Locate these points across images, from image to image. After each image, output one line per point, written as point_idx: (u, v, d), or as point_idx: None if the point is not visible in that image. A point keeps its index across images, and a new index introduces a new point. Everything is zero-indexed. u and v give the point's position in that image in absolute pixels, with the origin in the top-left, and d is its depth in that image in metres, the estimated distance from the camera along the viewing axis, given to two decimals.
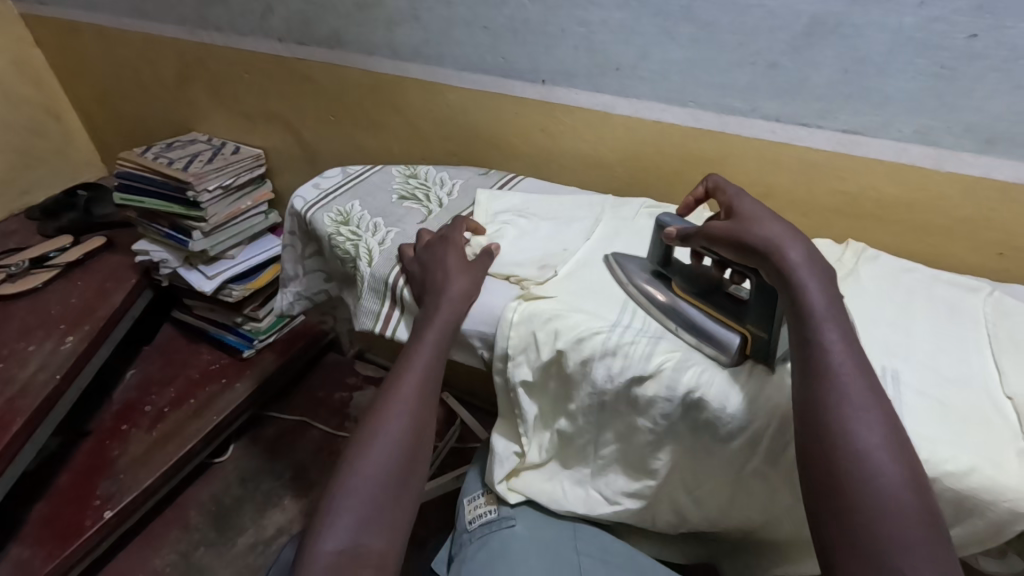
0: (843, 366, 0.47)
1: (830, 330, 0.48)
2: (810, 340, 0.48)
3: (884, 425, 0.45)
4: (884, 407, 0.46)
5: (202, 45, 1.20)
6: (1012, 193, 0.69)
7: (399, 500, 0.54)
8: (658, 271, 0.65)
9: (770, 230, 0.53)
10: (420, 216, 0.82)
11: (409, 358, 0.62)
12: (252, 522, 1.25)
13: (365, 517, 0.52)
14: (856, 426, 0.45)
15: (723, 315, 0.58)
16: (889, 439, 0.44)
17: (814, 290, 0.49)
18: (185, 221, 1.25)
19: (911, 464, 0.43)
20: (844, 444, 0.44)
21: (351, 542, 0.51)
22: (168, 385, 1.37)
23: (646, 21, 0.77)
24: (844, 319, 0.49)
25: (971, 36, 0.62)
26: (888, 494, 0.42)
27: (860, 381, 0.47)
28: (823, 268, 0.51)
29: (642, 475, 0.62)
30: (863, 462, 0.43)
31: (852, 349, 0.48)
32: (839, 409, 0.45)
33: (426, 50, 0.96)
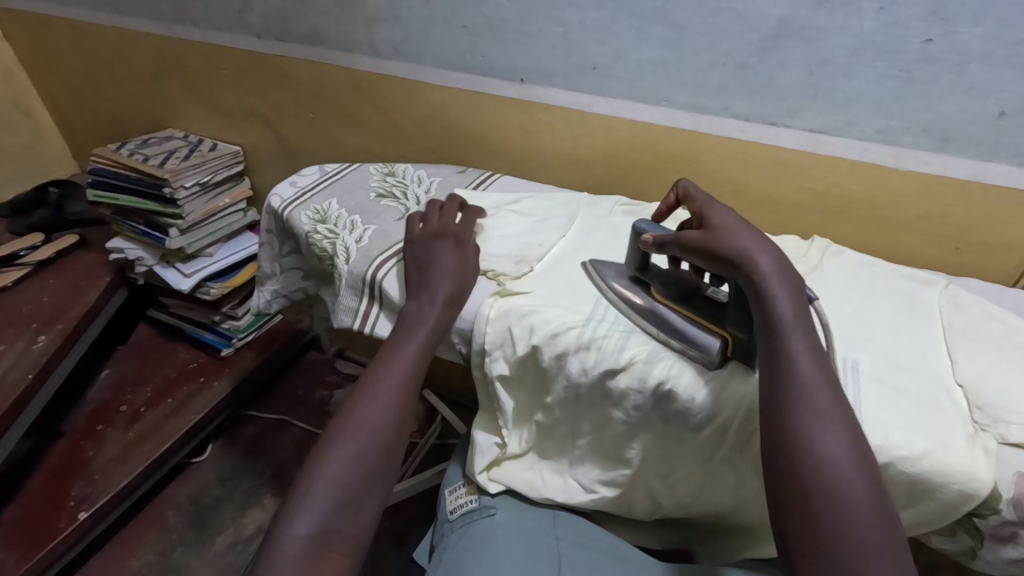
0: (810, 377, 0.48)
1: (796, 340, 0.49)
2: (777, 348, 0.50)
3: (849, 435, 0.46)
4: (849, 417, 0.47)
5: (179, 40, 1.19)
6: (966, 189, 0.73)
7: (373, 485, 0.55)
8: (637, 277, 0.66)
9: (742, 240, 0.55)
10: (397, 213, 0.83)
11: (393, 351, 0.62)
12: (232, 521, 1.24)
13: (339, 503, 0.53)
14: (820, 434, 0.46)
15: (702, 317, 0.59)
16: (853, 449, 0.45)
17: (781, 299, 0.51)
18: (161, 218, 1.24)
19: (873, 473, 0.45)
20: (809, 455, 0.45)
21: (322, 528, 0.52)
22: (144, 384, 1.35)
23: (622, 22, 0.79)
24: (810, 330, 0.50)
25: (926, 40, 0.65)
26: (850, 503, 0.43)
27: (827, 393, 0.48)
28: (788, 275, 0.52)
29: (617, 465, 0.64)
30: (830, 472, 0.44)
31: (818, 359, 0.49)
32: (803, 417, 0.46)
33: (408, 47, 0.96)
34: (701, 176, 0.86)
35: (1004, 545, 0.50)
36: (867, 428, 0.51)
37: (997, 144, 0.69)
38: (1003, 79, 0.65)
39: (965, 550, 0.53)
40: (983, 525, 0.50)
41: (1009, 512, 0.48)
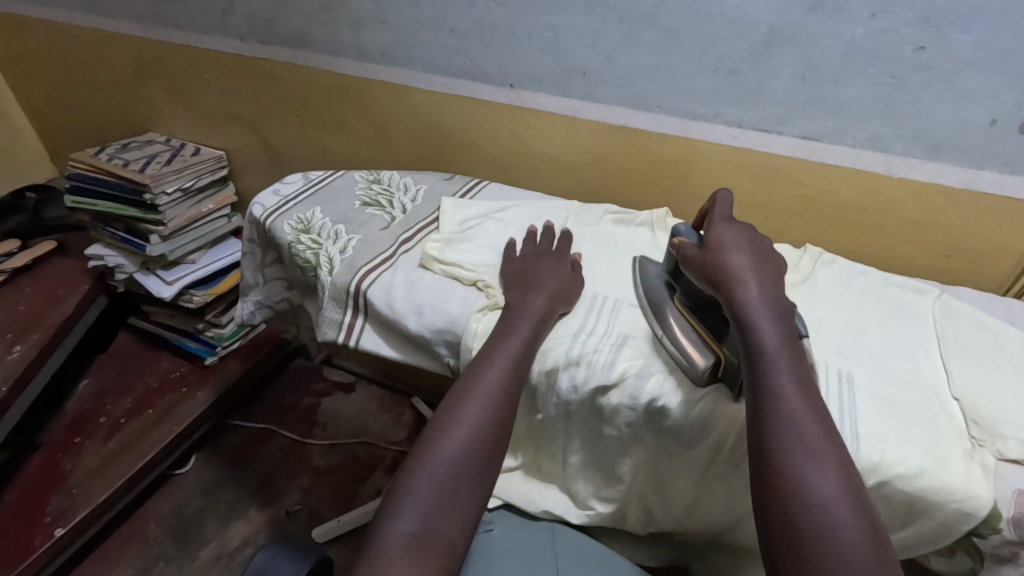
0: (796, 412, 0.47)
1: (782, 375, 0.48)
2: (761, 383, 0.49)
3: (840, 474, 0.45)
4: (840, 456, 0.46)
5: (160, 42, 1.16)
6: (955, 197, 0.73)
7: (474, 485, 0.52)
8: (669, 282, 0.64)
9: (735, 265, 0.55)
10: (383, 222, 0.81)
11: (495, 345, 0.59)
12: (216, 534, 1.21)
13: (437, 502, 0.51)
14: (810, 472, 0.45)
15: (703, 330, 0.58)
16: (847, 489, 0.44)
17: (766, 330, 0.51)
18: (142, 224, 1.21)
19: (868, 512, 0.43)
20: (799, 495, 0.44)
21: (423, 526, 0.50)
22: (124, 395, 1.32)
23: (612, 27, 0.78)
24: (797, 362, 0.50)
25: (917, 48, 0.65)
26: (844, 547, 0.42)
27: (817, 429, 0.47)
28: (773, 306, 0.52)
29: (611, 480, 0.63)
30: (822, 516, 0.43)
31: (806, 393, 0.48)
32: (792, 455, 0.45)
33: (395, 51, 0.95)
34: (692, 182, 0.85)
35: (1004, 565, 0.49)
36: (862, 445, 0.51)
37: (987, 153, 0.69)
38: (994, 88, 0.64)
39: (964, 570, 0.52)
40: (983, 543, 0.49)
41: (1009, 531, 0.48)
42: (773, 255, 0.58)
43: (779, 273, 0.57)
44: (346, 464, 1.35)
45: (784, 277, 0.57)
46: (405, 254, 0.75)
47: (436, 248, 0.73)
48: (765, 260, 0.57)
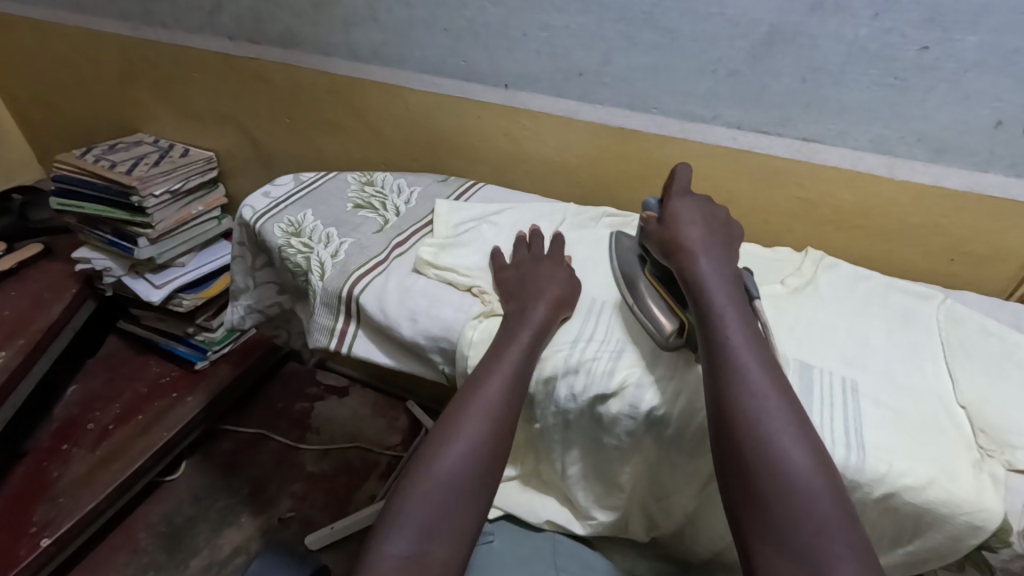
0: (744, 353, 0.51)
1: (728, 317, 0.53)
2: (709, 327, 0.53)
3: (783, 398, 0.48)
4: (781, 382, 0.50)
5: (147, 41, 1.14)
6: (959, 200, 0.71)
7: (471, 506, 0.51)
8: (642, 254, 0.66)
9: (687, 236, 0.60)
10: (376, 225, 0.79)
11: (494, 358, 0.57)
12: (207, 542, 1.19)
13: (431, 522, 0.49)
14: (759, 404, 0.48)
15: (671, 299, 0.60)
16: (793, 418, 0.48)
17: (715, 287, 0.55)
18: (130, 227, 1.18)
19: (813, 438, 0.47)
20: (750, 426, 0.47)
21: (417, 547, 0.48)
22: (113, 401, 1.29)
23: (609, 27, 0.76)
24: (741, 310, 0.54)
25: (921, 48, 0.64)
26: (790, 469, 0.45)
27: (764, 367, 0.50)
28: (720, 269, 0.58)
29: (611, 490, 0.62)
30: (765, 435, 0.47)
31: (749, 330, 0.52)
32: (742, 391, 0.49)
33: (387, 51, 0.93)
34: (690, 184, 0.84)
35: None
36: (869, 455, 0.49)
37: (992, 155, 0.67)
38: (999, 89, 0.63)
39: None
40: (993, 558, 0.48)
41: (1019, 544, 0.47)
42: (727, 223, 0.64)
43: (733, 244, 0.62)
44: (340, 470, 1.33)
45: (736, 245, 0.63)
46: (399, 258, 0.73)
47: (429, 252, 0.72)
48: (715, 231, 0.62)
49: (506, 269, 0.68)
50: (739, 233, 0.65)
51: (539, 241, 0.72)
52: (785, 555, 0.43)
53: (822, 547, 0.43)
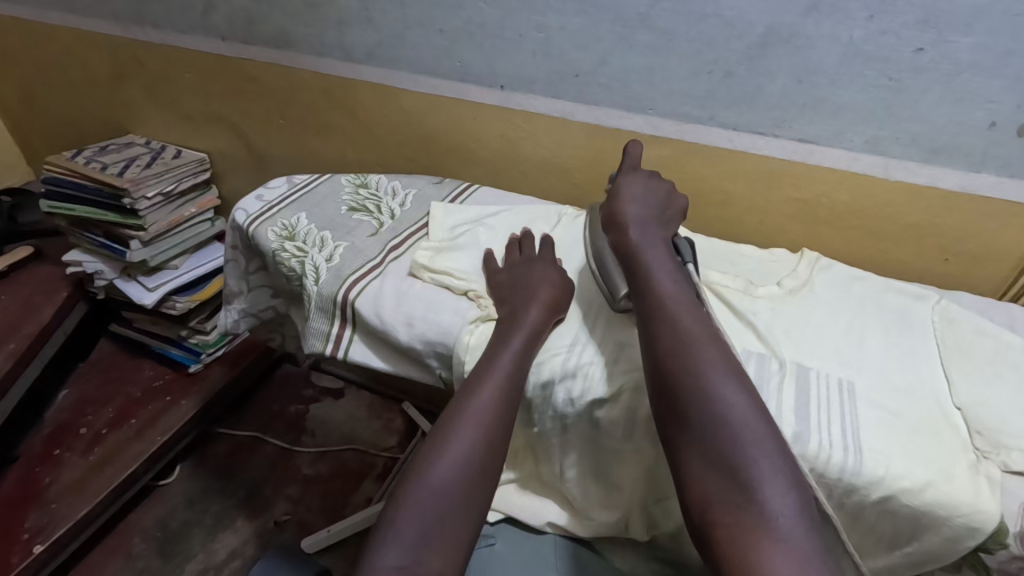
0: (667, 290, 0.58)
1: (657, 269, 0.60)
2: (640, 278, 0.60)
3: (700, 322, 0.55)
4: (703, 319, 0.56)
5: (137, 41, 1.12)
6: (954, 201, 0.72)
7: (466, 514, 0.50)
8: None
9: (626, 209, 0.67)
10: (371, 228, 0.78)
11: (486, 365, 0.57)
12: (202, 547, 1.18)
13: (425, 531, 0.49)
14: (675, 323, 0.55)
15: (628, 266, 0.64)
16: (707, 335, 0.54)
17: (648, 245, 0.63)
18: (122, 230, 1.17)
19: (723, 349, 0.53)
20: (669, 340, 0.53)
21: (411, 558, 0.47)
22: (106, 405, 1.28)
23: (605, 28, 0.76)
24: (667, 265, 0.61)
25: (917, 49, 0.64)
26: (701, 369, 0.51)
27: (683, 299, 0.57)
28: (651, 233, 0.65)
29: (610, 492, 0.62)
30: (689, 359, 0.52)
31: (673, 279, 0.60)
32: (661, 315, 0.56)
33: (381, 52, 0.92)
34: (686, 184, 0.84)
35: None
36: (868, 459, 0.49)
37: (985, 156, 0.68)
38: (993, 91, 0.63)
39: None
40: (990, 559, 0.48)
41: (1017, 547, 0.46)
42: (671, 198, 0.70)
43: (676, 216, 0.69)
44: (335, 473, 1.32)
45: (676, 217, 0.69)
46: (395, 261, 0.73)
47: (425, 256, 0.71)
48: (652, 204, 0.69)
49: (501, 272, 0.68)
50: (683, 207, 0.71)
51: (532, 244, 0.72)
52: (711, 463, 0.47)
53: (741, 449, 0.46)
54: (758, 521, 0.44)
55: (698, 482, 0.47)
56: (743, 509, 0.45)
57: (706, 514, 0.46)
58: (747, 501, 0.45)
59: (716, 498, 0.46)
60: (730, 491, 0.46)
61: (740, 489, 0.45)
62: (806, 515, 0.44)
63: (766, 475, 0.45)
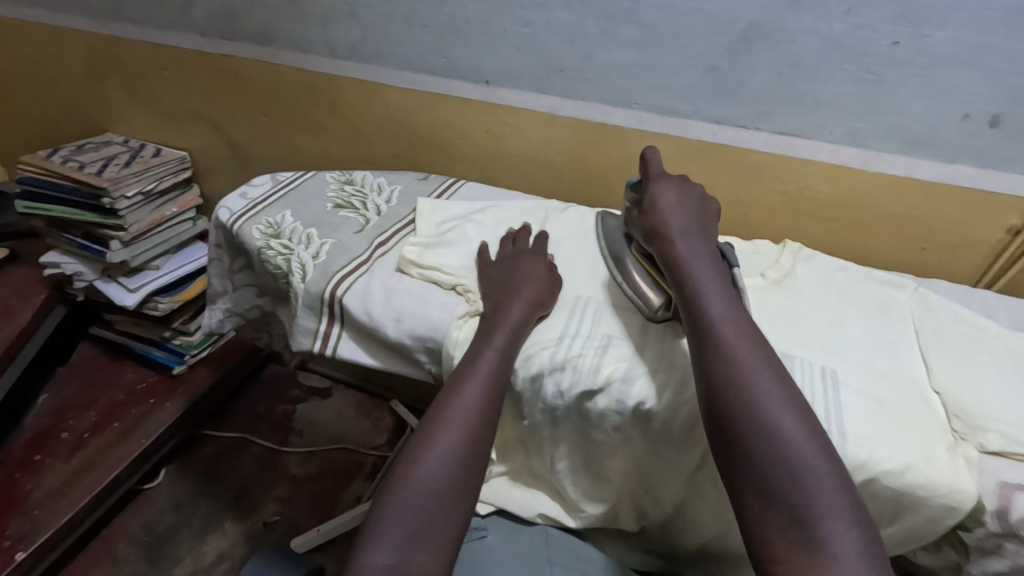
0: (717, 310, 0.55)
1: (705, 283, 0.58)
2: (689, 294, 0.57)
3: (755, 344, 0.53)
4: (759, 341, 0.54)
5: (115, 38, 1.10)
6: (930, 191, 0.73)
7: (454, 511, 0.51)
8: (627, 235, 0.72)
9: (669, 219, 0.65)
10: (357, 225, 0.78)
11: (471, 361, 0.57)
12: (190, 550, 1.16)
13: (415, 529, 0.49)
14: (732, 346, 0.53)
15: (657, 276, 0.64)
16: (765, 359, 0.52)
17: (693, 262, 0.60)
18: (101, 230, 1.15)
19: (781, 375, 0.51)
20: (726, 366, 0.51)
21: (402, 555, 0.47)
22: (88, 409, 1.26)
23: (589, 23, 0.76)
24: (716, 278, 0.59)
25: (893, 43, 0.65)
26: (759, 397, 0.49)
27: (735, 318, 0.55)
28: (696, 244, 0.62)
29: (600, 483, 0.63)
30: (748, 386, 0.50)
31: (723, 295, 0.57)
32: (716, 337, 0.53)
33: (366, 48, 0.92)
34: None
35: (988, 558, 0.49)
36: (850, 443, 0.50)
37: (960, 147, 0.69)
38: (967, 83, 0.65)
39: (950, 564, 0.52)
40: (969, 537, 0.49)
41: (994, 524, 0.48)
42: (703, 202, 0.70)
43: (711, 218, 0.68)
44: (325, 472, 1.32)
45: (712, 220, 0.68)
46: (382, 257, 0.73)
47: (413, 252, 0.71)
48: (690, 211, 0.67)
49: (491, 265, 0.69)
50: (715, 212, 0.70)
51: (517, 238, 0.72)
52: (773, 499, 0.46)
53: (804, 487, 0.45)
54: (823, 560, 0.43)
55: (758, 516, 0.46)
56: (806, 548, 0.43)
57: (767, 550, 0.45)
58: (811, 540, 0.43)
59: (774, 534, 0.45)
60: (790, 528, 0.44)
61: (803, 526, 0.44)
62: (869, 550, 0.43)
63: (830, 512, 0.44)
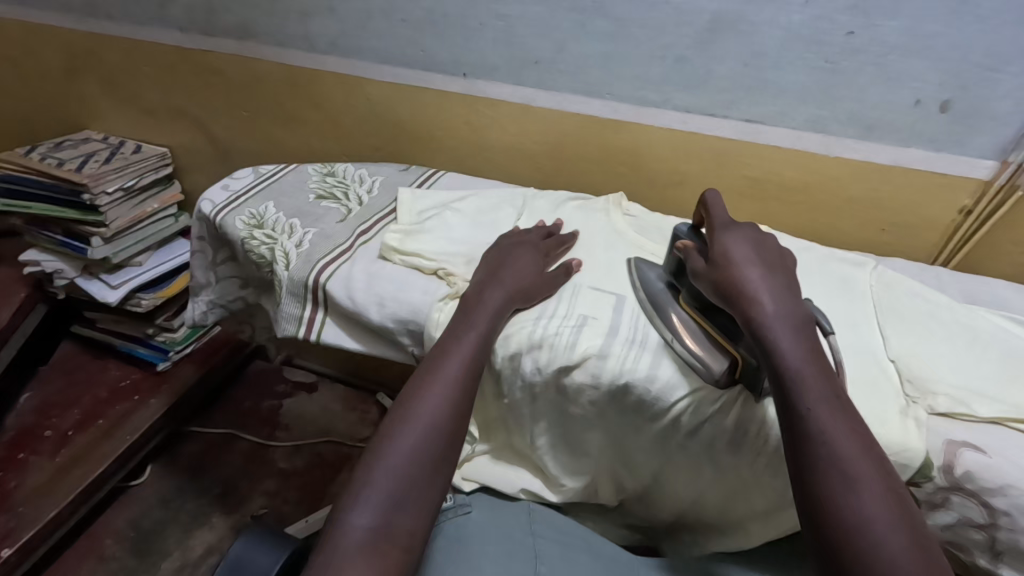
0: (823, 413, 0.48)
1: (811, 391, 0.49)
2: (793, 406, 0.49)
3: (868, 458, 0.47)
4: (886, 477, 0.46)
5: (93, 34, 1.10)
6: (888, 175, 0.77)
7: (433, 480, 0.53)
8: (671, 283, 0.64)
9: (748, 275, 0.56)
10: (339, 215, 0.80)
11: (452, 340, 0.60)
12: (178, 544, 1.17)
13: (396, 494, 0.51)
14: (843, 461, 0.46)
15: (718, 334, 0.58)
16: (879, 476, 0.46)
17: (787, 344, 0.51)
18: (82, 227, 1.15)
19: (897, 498, 0.45)
20: (835, 487, 0.46)
21: (382, 519, 0.50)
22: (71, 407, 1.26)
23: (563, 16, 0.79)
24: (823, 378, 0.50)
25: (848, 33, 0.69)
26: (872, 529, 0.44)
27: (845, 424, 0.48)
28: (789, 317, 0.53)
29: (578, 457, 0.66)
30: (859, 513, 0.45)
31: (837, 409, 0.49)
32: (824, 450, 0.47)
33: (345, 42, 0.93)
34: (644, 166, 0.87)
35: (937, 510, 0.53)
36: None
37: (913, 132, 0.73)
38: (918, 70, 0.69)
39: None
40: (918, 492, 0.53)
41: (941, 478, 0.52)
42: (782, 255, 0.60)
43: (794, 278, 0.58)
44: (313, 465, 1.33)
45: (795, 276, 0.59)
46: (364, 245, 0.74)
47: (394, 239, 0.73)
48: (774, 267, 0.58)
49: (488, 252, 0.71)
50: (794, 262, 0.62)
51: (535, 231, 0.73)
52: None
53: None
54: None
55: None
56: None
57: None
58: None
59: None
60: None
61: None
62: None
63: None
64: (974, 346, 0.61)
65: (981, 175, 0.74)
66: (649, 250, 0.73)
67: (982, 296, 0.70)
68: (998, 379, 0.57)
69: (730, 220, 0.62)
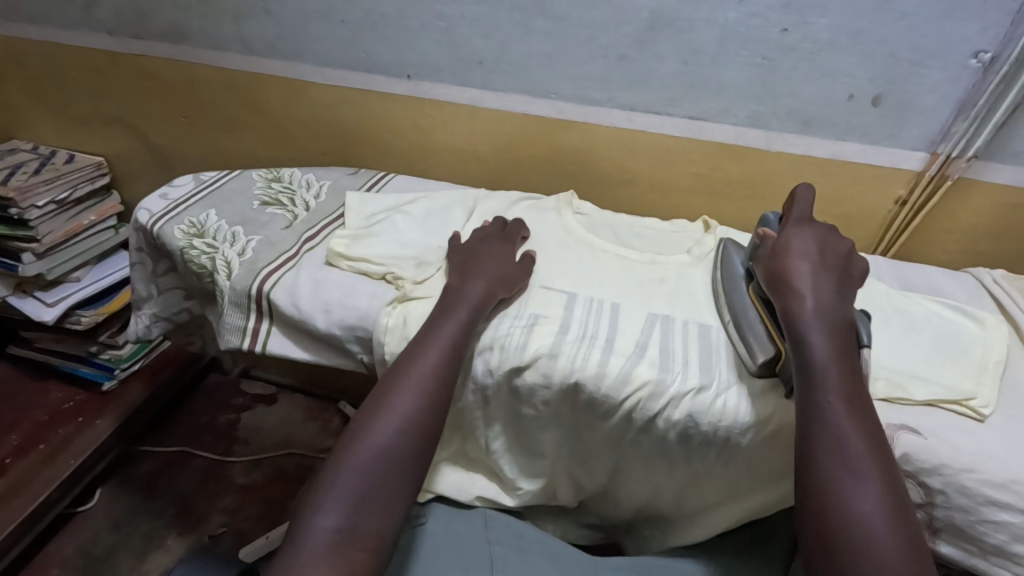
0: (838, 410, 0.50)
1: (831, 387, 0.51)
2: (813, 397, 0.51)
3: (875, 458, 0.48)
4: (890, 479, 0.47)
5: (14, 39, 1.05)
6: (825, 167, 0.79)
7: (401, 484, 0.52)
8: (750, 269, 0.65)
9: (797, 266, 0.58)
10: (285, 221, 0.77)
11: (427, 336, 0.58)
12: (130, 569, 1.11)
13: (364, 496, 0.50)
14: (849, 455, 0.48)
15: (773, 328, 0.58)
16: (882, 474, 0.47)
17: (818, 341, 0.53)
18: (10, 243, 1.09)
19: (896, 497, 0.46)
20: (838, 476, 0.47)
21: (349, 520, 0.49)
22: (9, 432, 1.19)
23: (503, 15, 0.78)
24: (847, 376, 0.52)
25: (782, 30, 0.70)
26: (864, 520, 0.45)
27: (857, 424, 0.50)
28: (824, 314, 0.55)
29: (532, 459, 0.66)
30: (852, 501, 0.46)
31: (854, 410, 0.50)
32: (833, 442, 0.49)
33: (283, 45, 0.90)
34: (593, 166, 0.88)
35: None
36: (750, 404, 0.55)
37: (849, 126, 0.76)
38: (849, 66, 0.71)
39: None
40: None
41: None
42: (849, 259, 0.61)
43: (848, 281, 0.59)
44: (274, 478, 1.30)
45: (854, 285, 0.60)
46: (310, 251, 0.72)
47: (341, 245, 0.71)
48: (831, 267, 0.59)
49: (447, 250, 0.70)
50: (862, 271, 0.62)
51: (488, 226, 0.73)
52: None
53: None
54: None
55: None
56: None
57: None
58: None
59: None
60: None
61: None
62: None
63: None
64: (911, 331, 0.63)
65: (913, 166, 0.77)
66: (598, 249, 0.73)
67: (917, 282, 0.73)
68: (934, 363, 0.59)
69: (810, 219, 0.64)
